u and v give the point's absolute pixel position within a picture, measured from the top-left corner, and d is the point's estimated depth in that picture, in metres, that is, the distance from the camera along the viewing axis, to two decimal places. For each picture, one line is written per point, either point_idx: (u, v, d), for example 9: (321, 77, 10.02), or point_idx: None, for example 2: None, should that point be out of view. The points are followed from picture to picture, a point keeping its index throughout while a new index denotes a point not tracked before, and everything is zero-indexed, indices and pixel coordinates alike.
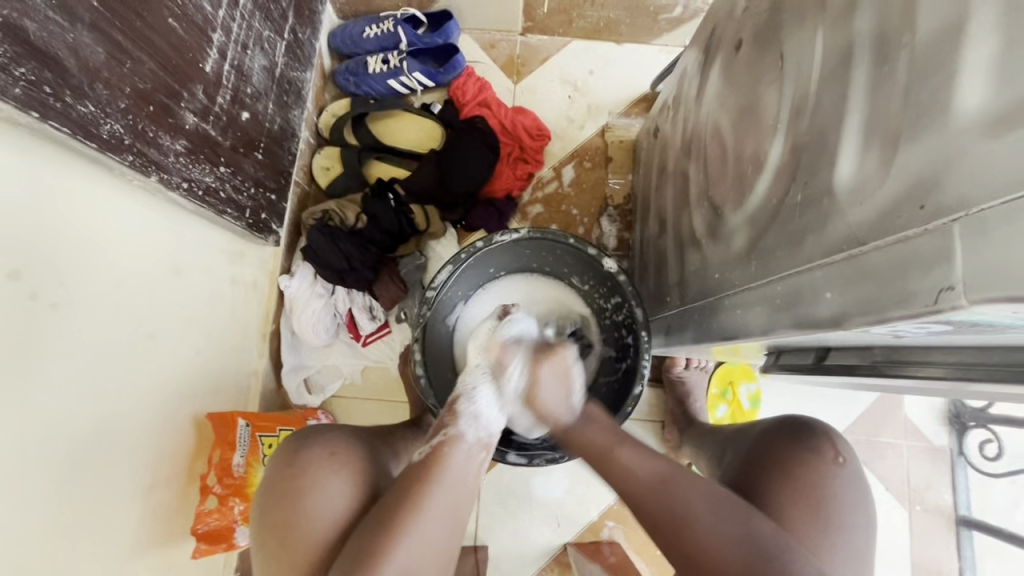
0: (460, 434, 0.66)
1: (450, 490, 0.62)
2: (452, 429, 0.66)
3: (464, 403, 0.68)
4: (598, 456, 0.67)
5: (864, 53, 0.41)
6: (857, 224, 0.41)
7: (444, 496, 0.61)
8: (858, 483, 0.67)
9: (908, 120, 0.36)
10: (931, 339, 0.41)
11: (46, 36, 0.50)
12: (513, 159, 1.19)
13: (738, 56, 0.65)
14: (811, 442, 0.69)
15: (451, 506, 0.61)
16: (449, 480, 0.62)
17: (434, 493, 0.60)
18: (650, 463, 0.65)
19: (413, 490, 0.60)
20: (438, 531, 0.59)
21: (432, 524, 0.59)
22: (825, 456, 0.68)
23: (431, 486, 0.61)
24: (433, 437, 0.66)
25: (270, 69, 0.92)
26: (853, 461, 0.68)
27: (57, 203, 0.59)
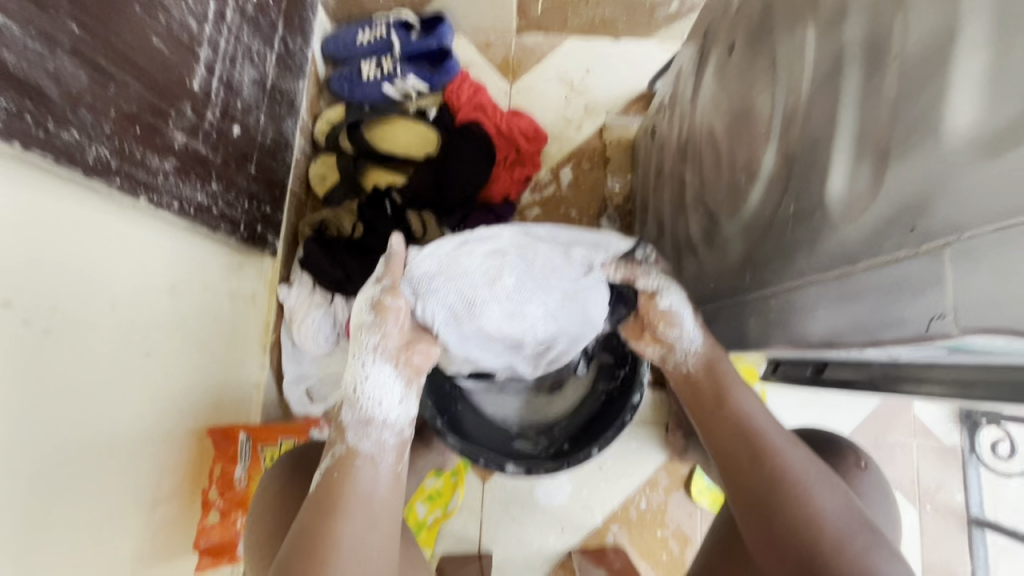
0: (352, 446, 0.57)
1: (360, 510, 0.55)
2: (341, 445, 0.57)
3: (349, 410, 0.58)
4: (719, 392, 0.63)
5: (855, 62, 0.40)
6: (848, 241, 0.39)
7: (356, 519, 0.54)
8: (880, 491, 0.65)
9: (899, 135, 0.35)
10: (930, 358, 0.40)
11: (27, 65, 0.50)
12: (510, 162, 1.18)
13: (730, 59, 0.63)
14: (832, 447, 0.67)
15: (368, 528, 0.55)
16: (357, 499, 0.55)
17: (338, 520, 0.54)
18: (763, 404, 0.62)
19: (317, 520, 0.54)
20: (358, 552, 0.53)
21: (343, 552, 0.53)
22: (847, 461, 0.66)
23: (335, 514, 0.54)
24: (328, 454, 0.58)
25: (261, 82, 0.91)
26: (875, 469, 0.67)
27: (48, 228, 0.59)
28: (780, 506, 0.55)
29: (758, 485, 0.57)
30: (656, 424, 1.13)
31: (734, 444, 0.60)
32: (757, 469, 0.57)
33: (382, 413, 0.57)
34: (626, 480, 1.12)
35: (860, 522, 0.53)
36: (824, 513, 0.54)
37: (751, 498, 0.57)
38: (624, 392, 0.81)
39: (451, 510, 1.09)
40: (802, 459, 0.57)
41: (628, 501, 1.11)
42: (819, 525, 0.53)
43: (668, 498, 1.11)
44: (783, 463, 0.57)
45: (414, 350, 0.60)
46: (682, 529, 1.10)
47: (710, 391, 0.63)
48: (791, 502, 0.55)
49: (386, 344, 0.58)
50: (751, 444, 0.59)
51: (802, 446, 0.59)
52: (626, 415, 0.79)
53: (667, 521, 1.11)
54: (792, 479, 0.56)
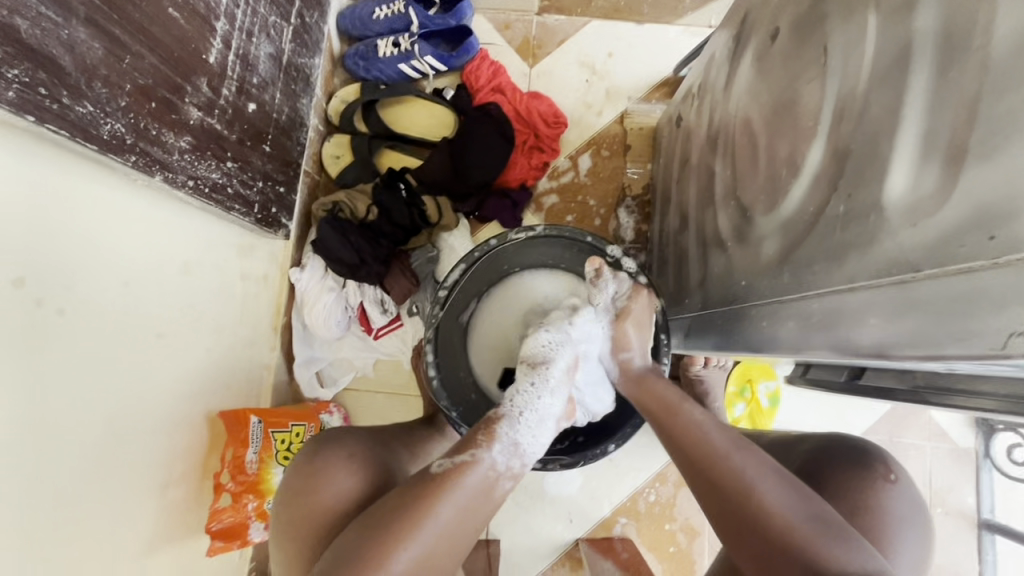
0: (490, 456, 0.58)
1: (461, 506, 0.55)
2: (480, 450, 0.58)
3: (504, 426, 0.61)
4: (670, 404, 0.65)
5: (925, 54, 0.37)
6: (910, 246, 0.37)
7: (448, 514, 0.54)
8: (912, 507, 0.64)
9: (981, 135, 0.32)
10: (987, 372, 0.38)
11: (40, 34, 0.48)
12: (528, 147, 1.15)
13: (773, 47, 0.60)
14: (863, 458, 0.66)
15: (456, 526, 0.55)
16: (466, 492, 0.55)
17: (444, 503, 0.54)
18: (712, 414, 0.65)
19: (421, 496, 0.54)
20: (445, 540, 0.54)
21: (434, 535, 0.53)
22: (878, 473, 0.65)
23: (443, 498, 0.54)
24: (460, 447, 0.59)
25: (277, 57, 0.89)
26: (907, 484, 0.65)
27: (61, 203, 0.56)
28: (745, 511, 0.56)
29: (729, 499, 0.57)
30: None
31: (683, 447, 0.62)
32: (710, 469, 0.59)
33: (530, 436, 0.61)
34: (635, 474, 1.11)
35: (823, 520, 0.54)
36: (776, 506, 0.55)
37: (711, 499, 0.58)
38: None
39: None
40: (762, 460, 0.59)
41: (637, 494, 1.11)
42: (773, 520, 0.55)
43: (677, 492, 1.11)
44: (736, 464, 0.58)
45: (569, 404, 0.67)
46: (691, 523, 1.10)
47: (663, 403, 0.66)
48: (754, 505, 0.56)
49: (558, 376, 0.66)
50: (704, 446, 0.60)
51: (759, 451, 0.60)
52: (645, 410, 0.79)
53: (676, 515, 1.10)
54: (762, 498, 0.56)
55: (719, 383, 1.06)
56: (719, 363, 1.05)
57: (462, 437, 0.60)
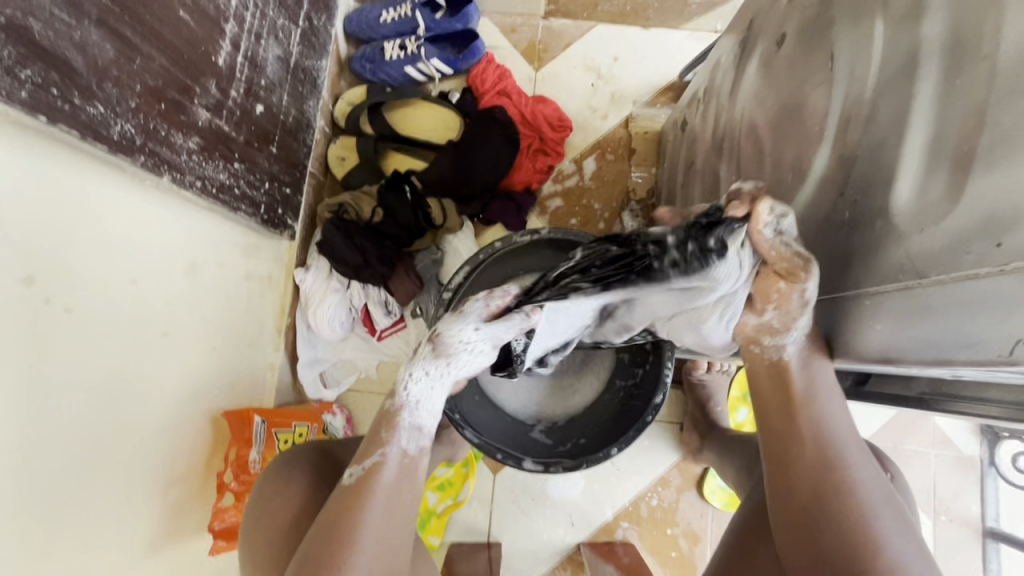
0: (398, 448, 0.57)
1: (384, 499, 0.56)
2: (389, 447, 0.57)
3: (404, 415, 0.58)
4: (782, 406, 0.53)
5: (932, 61, 0.37)
6: (916, 251, 0.37)
7: (376, 514, 0.55)
8: (906, 501, 0.65)
9: (987, 144, 0.32)
10: (991, 378, 0.38)
11: (53, 35, 0.49)
12: (533, 150, 1.15)
13: (779, 52, 0.61)
14: None
15: (388, 523, 0.55)
16: (382, 491, 0.56)
17: (366, 514, 0.54)
18: (847, 417, 0.54)
19: (342, 513, 0.54)
20: (384, 540, 0.55)
21: (367, 545, 0.53)
22: (872, 467, 0.66)
23: (363, 505, 0.55)
24: (368, 449, 0.58)
25: (285, 59, 0.89)
26: (898, 477, 0.67)
27: (72, 203, 0.57)
28: (852, 545, 0.49)
29: (827, 496, 0.51)
30: (671, 422, 1.12)
31: (792, 454, 0.53)
32: (821, 487, 0.51)
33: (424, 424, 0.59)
34: (638, 478, 1.11)
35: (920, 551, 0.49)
36: (889, 540, 0.49)
37: (808, 512, 0.51)
38: (645, 393, 0.80)
39: (462, 499, 1.08)
40: (870, 476, 0.52)
41: (638, 499, 1.10)
42: (857, 527, 0.49)
43: (680, 497, 1.10)
44: (852, 478, 0.51)
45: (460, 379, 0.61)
46: (693, 528, 1.10)
47: (786, 395, 0.53)
48: (858, 538, 0.49)
49: (449, 360, 0.56)
50: (816, 458, 0.52)
51: (868, 459, 0.53)
52: (648, 415, 0.78)
53: (678, 521, 1.10)
54: (857, 501, 0.50)
55: (721, 387, 1.06)
56: (722, 367, 1.06)
57: (375, 417, 0.60)
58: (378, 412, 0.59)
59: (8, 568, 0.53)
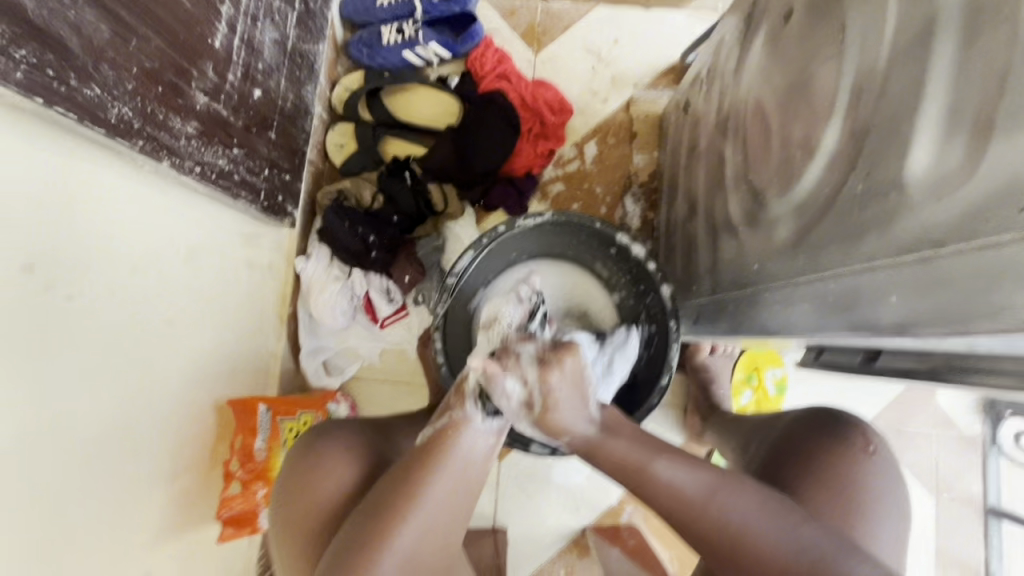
0: (468, 416, 0.59)
1: (453, 473, 0.57)
2: (458, 412, 0.60)
3: (473, 384, 0.60)
4: (628, 466, 0.60)
5: (949, 27, 0.37)
6: (932, 222, 0.37)
7: (447, 481, 0.56)
8: (891, 476, 0.65)
9: (1006, 109, 0.32)
10: (1006, 349, 0.38)
11: (47, 14, 0.47)
12: (534, 135, 1.13)
13: (786, 28, 0.60)
14: (840, 433, 0.67)
15: (454, 492, 0.56)
16: (456, 462, 0.57)
17: (435, 478, 0.55)
18: (618, 438, 0.61)
19: (419, 467, 0.56)
20: (444, 515, 0.55)
21: (430, 508, 0.54)
22: (854, 444, 0.66)
23: (435, 465, 0.56)
24: (442, 412, 0.61)
25: (281, 43, 0.88)
26: (883, 453, 0.66)
27: (70, 188, 0.56)
28: (739, 561, 0.55)
29: (697, 527, 0.57)
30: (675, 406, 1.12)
31: (644, 496, 0.60)
32: (694, 528, 0.57)
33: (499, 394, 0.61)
34: None
35: (810, 545, 0.54)
36: (779, 550, 0.54)
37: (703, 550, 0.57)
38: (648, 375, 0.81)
39: None
40: (740, 504, 0.56)
41: None
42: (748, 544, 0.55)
43: None
44: (731, 514, 0.56)
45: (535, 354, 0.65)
46: None
47: (568, 438, 0.61)
48: (744, 556, 0.55)
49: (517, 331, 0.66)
50: (680, 504, 0.57)
51: (743, 482, 0.58)
52: (654, 398, 0.80)
53: None
54: (731, 531, 0.55)
55: (725, 370, 1.06)
56: (726, 351, 1.05)
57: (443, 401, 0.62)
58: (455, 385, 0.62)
59: (17, 557, 0.53)
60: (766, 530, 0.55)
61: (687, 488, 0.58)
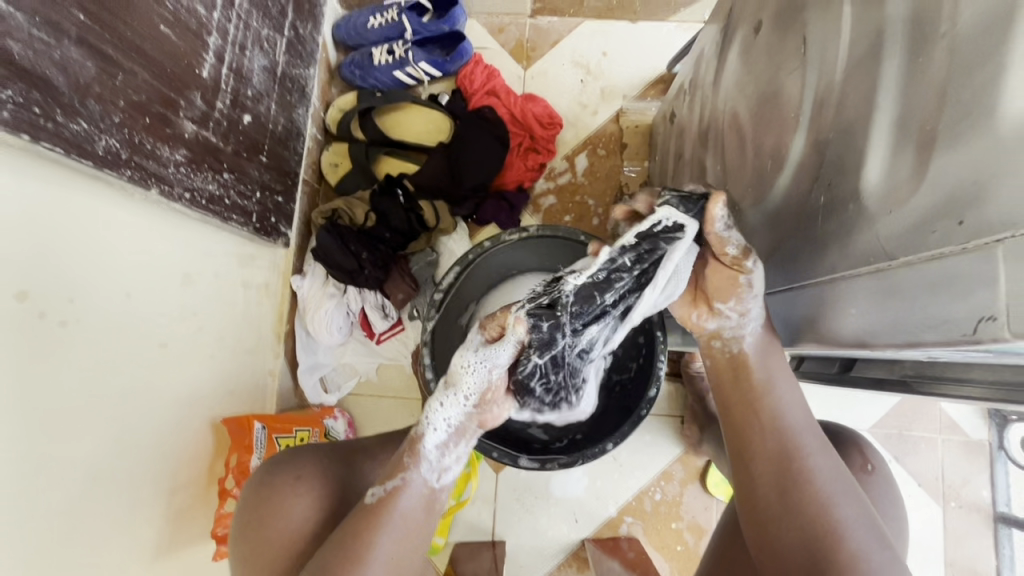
0: (418, 478, 0.57)
1: (399, 530, 0.55)
2: (404, 478, 0.57)
3: (421, 449, 0.57)
4: (752, 398, 0.57)
5: (896, 41, 0.37)
6: (886, 233, 0.37)
7: (391, 541, 0.55)
8: (888, 497, 0.63)
9: (948, 122, 0.32)
10: (968, 358, 0.38)
11: (33, 55, 0.50)
12: (524, 149, 1.15)
13: (757, 40, 0.60)
14: (839, 449, 0.65)
15: (400, 550, 0.55)
16: (402, 519, 0.56)
17: (380, 537, 0.54)
18: (801, 401, 0.58)
19: (364, 530, 0.55)
20: (388, 570, 0.54)
21: (380, 568, 0.54)
22: (853, 463, 0.64)
23: (381, 529, 0.55)
24: (390, 472, 0.57)
25: (271, 69, 0.90)
26: (882, 472, 0.65)
27: (62, 219, 0.58)
28: (801, 513, 0.52)
29: (781, 463, 0.55)
30: (672, 416, 1.11)
31: (741, 441, 0.57)
32: (779, 469, 0.54)
33: (447, 456, 0.58)
34: (641, 473, 1.10)
35: (879, 535, 0.52)
36: (843, 523, 0.51)
37: (780, 480, 0.54)
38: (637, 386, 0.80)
39: (466, 500, 1.07)
40: (831, 465, 0.55)
41: (642, 494, 1.10)
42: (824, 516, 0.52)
43: (684, 490, 1.10)
44: (811, 467, 0.54)
45: (493, 407, 0.57)
46: (698, 521, 1.09)
47: (746, 383, 0.58)
48: (809, 507, 0.52)
49: (472, 402, 0.56)
50: (779, 446, 0.55)
51: (832, 457, 0.56)
52: (643, 408, 0.78)
53: (682, 514, 1.09)
54: (816, 494, 0.53)
55: None
56: None
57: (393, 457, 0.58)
58: (404, 441, 0.59)
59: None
60: (846, 513, 0.52)
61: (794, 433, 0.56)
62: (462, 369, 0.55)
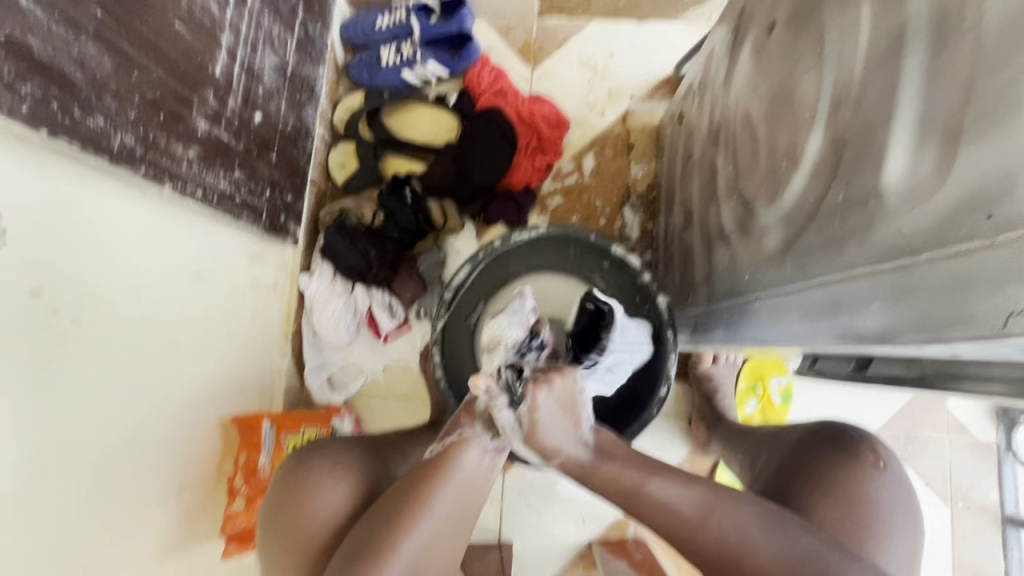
0: (480, 434, 0.57)
1: (456, 491, 0.55)
2: (469, 428, 0.57)
3: (492, 403, 0.59)
4: None
5: (918, 37, 0.37)
6: (908, 229, 0.37)
7: (449, 500, 0.55)
8: (901, 491, 0.63)
9: (973, 118, 0.32)
10: (990, 355, 0.38)
11: (52, 50, 0.50)
12: (532, 149, 1.15)
13: (770, 39, 0.60)
14: (848, 446, 0.65)
15: (454, 511, 0.55)
16: (461, 476, 0.55)
17: (439, 492, 0.54)
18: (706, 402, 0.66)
19: (418, 488, 0.54)
20: (443, 529, 0.54)
21: (431, 527, 0.53)
22: (864, 460, 0.64)
23: (440, 485, 0.54)
24: (448, 431, 0.58)
25: (281, 68, 0.90)
26: (894, 468, 0.64)
27: (78, 214, 0.58)
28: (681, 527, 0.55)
29: None
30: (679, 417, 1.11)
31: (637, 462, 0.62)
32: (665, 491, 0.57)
33: (516, 427, 0.60)
34: None
35: None
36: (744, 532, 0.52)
37: None
38: (647, 386, 0.80)
39: None
40: (737, 476, 0.56)
41: None
42: (754, 490, 0.56)
43: None
44: None
45: (554, 377, 0.66)
46: None
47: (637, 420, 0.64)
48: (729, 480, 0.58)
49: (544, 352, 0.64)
50: (664, 468, 0.58)
51: (735, 469, 0.57)
52: (654, 407, 0.80)
53: None
54: None
55: (728, 380, 1.05)
56: (729, 360, 1.05)
57: (450, 420, 0.60)
58: (462, 404, 0.60)
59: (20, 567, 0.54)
60: None
61: None
62: (502, 330, 0.65)
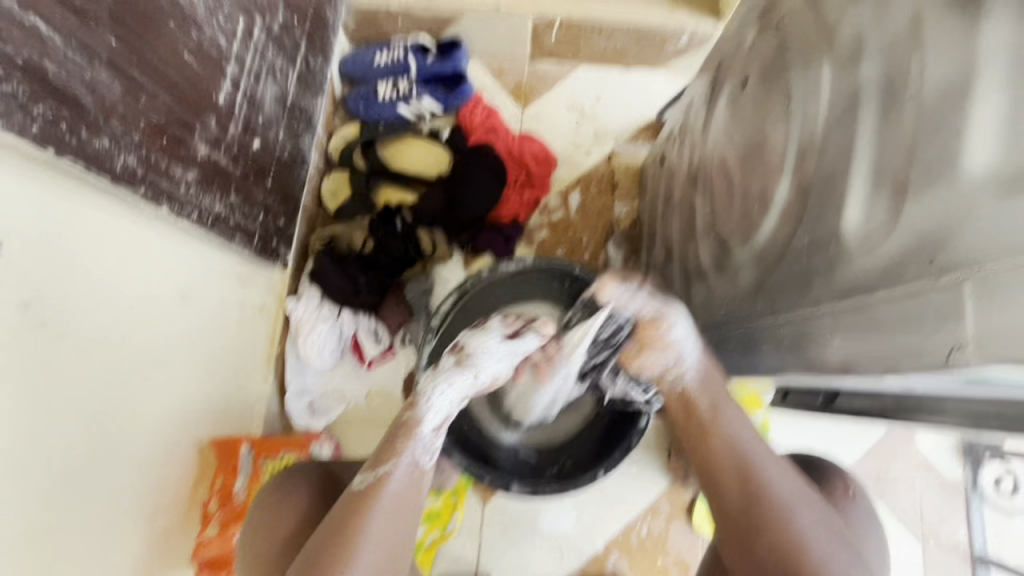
0: (408, 464, 0.60)
1: (388, 516, 0.58)
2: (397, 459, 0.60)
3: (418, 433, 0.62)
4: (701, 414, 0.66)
5: (871, 99, 0.41)
6: (866, 271, 0.41)
7: (383, 522, 0.58)
8: (868, 518, 0.65)
9: (918, 171, 0.36)
10: (943, 389, 0.41)
11: (66, 75, 0.52)
12: (519, 184, 1.19)
13: (744, 92, 0.65)
14: (820, 474, 0.67)
15: (392, 529, 0.58)
16: (390, 503, 0.58)
17: (370, 523, 0.57)
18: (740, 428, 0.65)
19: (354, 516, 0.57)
20: (385, 546, 0.57)
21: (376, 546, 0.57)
22: (835, 488, 0.66)
23: (370, 511, 0.57)
24: (376, 461, 0.60)
25: (282, 98, 0.94)
26: (862, 495, 0.67)
27: (73, 231, 0.59)
28: (791, 562, 0.56)
29: (755, 486, 0.60)
30: (659, 449, 1.13)
31: (726, 490, 0.61)
32: (742, 488, 0.60)
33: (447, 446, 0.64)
34: (628, 506, 1.10)
35: (836, 541, 0.57)
36: (806, 532, 0.57)
37: (748, 505, 0.59)
38: (627, 416, 0.82)
39: (450, 531, 1.07)
40: (785, 481, 0.60)
41: (629, 528, 1.10)
42: (789, 527, 0.57)
43: (670, 526, 1.10)
44: (769, 480, 0.60)
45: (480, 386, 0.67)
46: (684, 557, 1.09)
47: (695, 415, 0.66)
48: (773, 516, 0.58)
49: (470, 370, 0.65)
50: (741, 470, 0.61)
51: (787, 468, 0.62)
52: (633, 437, 0.80)
53: (668, 549, 1.09)
54: (778, 502, 0.58)
55: None
56: None
57: (379, 446, 0.62)
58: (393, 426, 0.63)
59: None
60: (806, 525, 0.57)
61: (757, 463, 0.61)
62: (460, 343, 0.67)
